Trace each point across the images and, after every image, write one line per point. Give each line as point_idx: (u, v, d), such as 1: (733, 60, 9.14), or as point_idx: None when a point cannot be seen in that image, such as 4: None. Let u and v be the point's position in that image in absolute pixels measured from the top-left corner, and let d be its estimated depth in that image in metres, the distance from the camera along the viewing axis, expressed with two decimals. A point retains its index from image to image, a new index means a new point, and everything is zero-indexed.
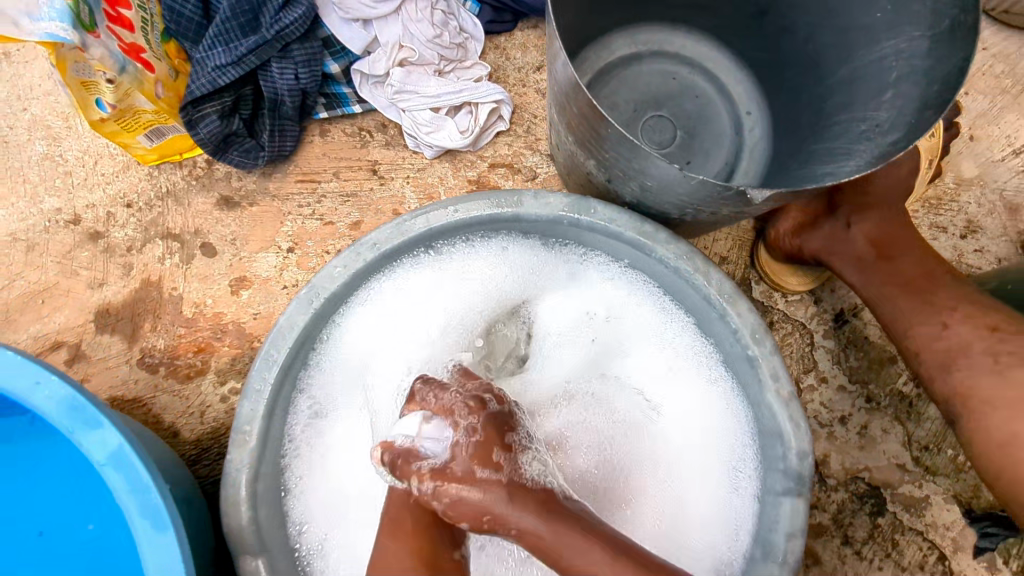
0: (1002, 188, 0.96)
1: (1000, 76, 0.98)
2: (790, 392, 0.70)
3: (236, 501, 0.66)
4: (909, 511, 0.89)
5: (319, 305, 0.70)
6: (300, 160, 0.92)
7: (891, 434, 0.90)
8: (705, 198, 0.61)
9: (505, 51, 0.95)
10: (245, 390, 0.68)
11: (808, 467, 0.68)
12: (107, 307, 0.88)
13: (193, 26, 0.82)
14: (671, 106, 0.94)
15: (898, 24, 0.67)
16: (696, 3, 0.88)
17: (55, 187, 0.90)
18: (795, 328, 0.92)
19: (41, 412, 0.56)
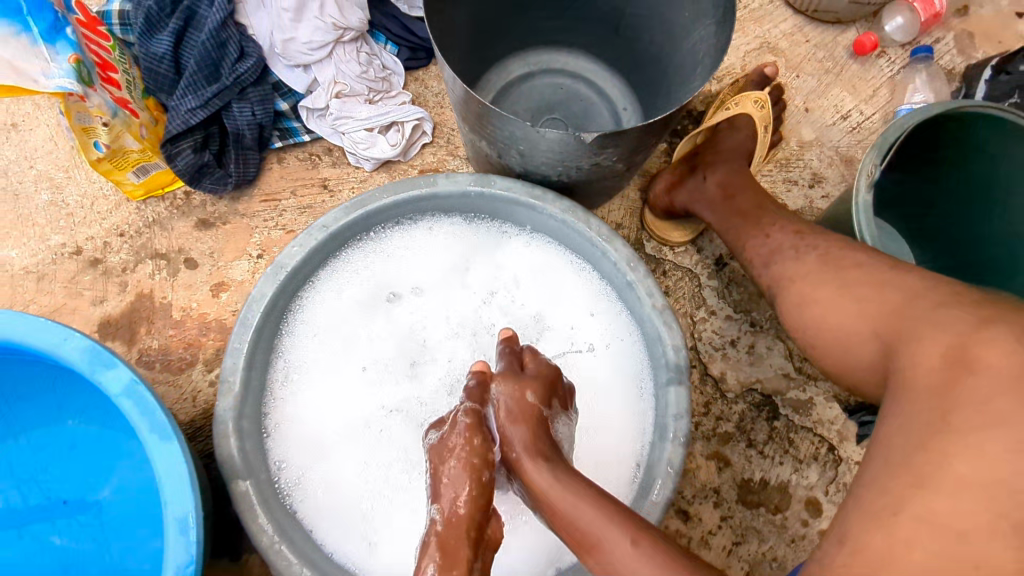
0: (837, 145, 1.18)
1: (823, 60, 1.22)
2: (663, 303, 0.88)
3: (226, 434, 0.81)
4: (799, 412, 1.05)
5: (283, 278, 0.87)
6: (262, 184, 1.11)
7: (774, 349, 1.08)
8: (565, 153, 0.81)
9: (424, 82, 1.17)
10: (227, 349, 0.84)
11: (683, 358, 0.86)
12: (108, 319, 1.05)
13: (167, 82, 1.02)
14: (560, 110, 1.17)
15: (700, 18, 0.90)
16: (567, 28, 1.12)
17: (60, 227, 1.08)
18: (685, 273, 1.11)
19: (68, 362, 0.73)
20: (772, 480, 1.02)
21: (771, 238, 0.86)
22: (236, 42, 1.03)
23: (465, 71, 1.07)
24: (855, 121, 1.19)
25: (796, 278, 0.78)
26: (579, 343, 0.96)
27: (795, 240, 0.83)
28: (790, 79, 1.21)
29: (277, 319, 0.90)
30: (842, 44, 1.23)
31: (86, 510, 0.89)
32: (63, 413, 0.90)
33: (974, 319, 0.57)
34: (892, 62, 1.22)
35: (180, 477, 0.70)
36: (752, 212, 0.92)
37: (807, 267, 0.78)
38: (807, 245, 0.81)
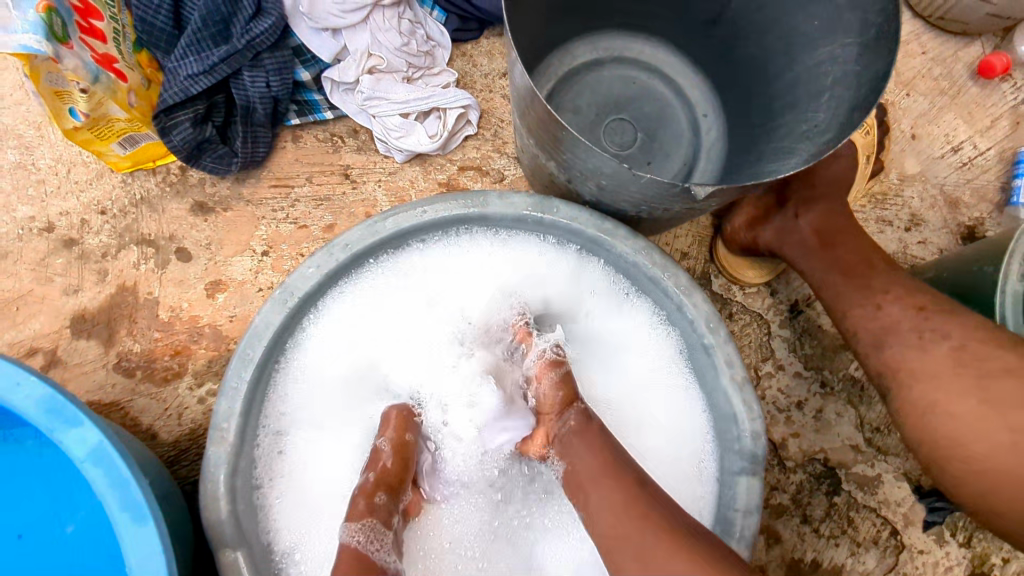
0: (943, 183, 1.02)
1: (939, 78, 1.04)
2: (743, 377, 0.74)
3: (217, 496, 0.68)
4: (863, 489, 0.94)
5: (293, 304, 0.72)
6: (273, 166, 0.94)
7: (844, 417, 0.95)
8: (657, 196, 0.65)
9: (472, 58, 0.98)
10: (222, 388, 0.70)
11: (761, 447, 0.73)
12: (84, 313, 0.90)
13: (165, 37, 0.83)
14: (631, 109, 0.98)
15: (835, 31, 0.72)
16: (652, 12, 0.92)
17: (29, 196, 0.91)
18: (753, 319, 0.96)
19: (22, 411, 0.58)
20: (824, 562, 0.92)
21: (882, 312, 0.70)
22: None
23: (526, 55, 0.88)
24: (967, 155, 1.02)
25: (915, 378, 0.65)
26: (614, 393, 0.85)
27: (917, 319, 0.67)
28: (898, 97, 1.03)
29: (283, 348, 0.76)
30: (964, 60, 1.05)
31: (44, 549, 0.76)
32: (23, 432, 0.77)
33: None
34: (1017, 88, 1.04)
35: (154, 571, 0.57)
36: (861, 271, 0.75)
37: (937, 364, 0.64)
38: (934, 330, 0.66)
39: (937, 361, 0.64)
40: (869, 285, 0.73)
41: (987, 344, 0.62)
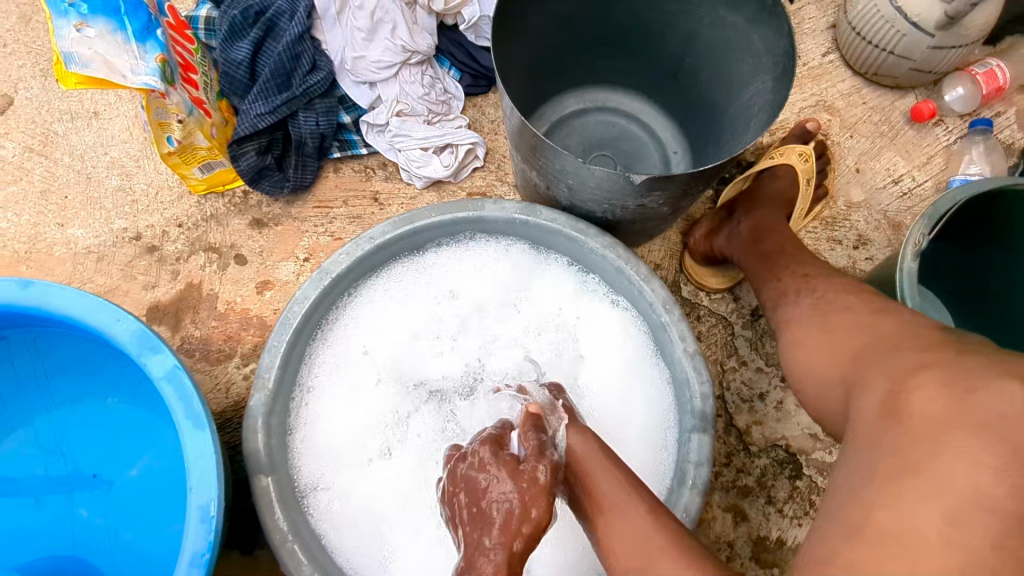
0: (886, 209, 1.17)
1: (878, 123, 1.22)
2: (694, 348, 0.88)
3: (255, 429, 0.83)
4: (822, 474, 1.04)
5: (327, 283, 0.90)
6: (317, 191, 1.16)
7: (803, 408, 1.06)
8: (613, 192, 0.83)
9: (481, 108, 1.21)
10: (266, 346, 0.87)
11: (709, 407, 0.85)
12: (158, 304, 1.10)
13: (241, 86, 1.09)
14: (611, 147, 1.19)
15: (759, 73, 0.91)
16: (626, 69, 1.14)
17: (124, 212, 1.14)
18: (719, 321, 1.11)
19: (119, 341, 0.76)
20: (788, 541, 1.00)
21: (780, 282, 0.85)
22: (310, 55, 1.09)
23: (523, 102, 1.10)
24: (906, 186, 1.19)
25: (790, 322, 0.78)
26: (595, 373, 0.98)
27: (801, 284, 0.82)
28: (842, 139, 1.21)
29: (317, 321, 0.93)
30: (900, 109, 1.23)
31: (111, 488, 0.91)
32: (103, 391, 0.93)
33: (917, 362, 0.57)
34: (949, 131, 1.21)
35: (207, 466, 0.73)
36: (772, 255, 0.91)
37: (799, 312, 0.78)
38: (808, 289, 0.80)
39: (802, 311, 0.78)
40: (774, 265, 0.89)
41: (841, 292, 0.76)
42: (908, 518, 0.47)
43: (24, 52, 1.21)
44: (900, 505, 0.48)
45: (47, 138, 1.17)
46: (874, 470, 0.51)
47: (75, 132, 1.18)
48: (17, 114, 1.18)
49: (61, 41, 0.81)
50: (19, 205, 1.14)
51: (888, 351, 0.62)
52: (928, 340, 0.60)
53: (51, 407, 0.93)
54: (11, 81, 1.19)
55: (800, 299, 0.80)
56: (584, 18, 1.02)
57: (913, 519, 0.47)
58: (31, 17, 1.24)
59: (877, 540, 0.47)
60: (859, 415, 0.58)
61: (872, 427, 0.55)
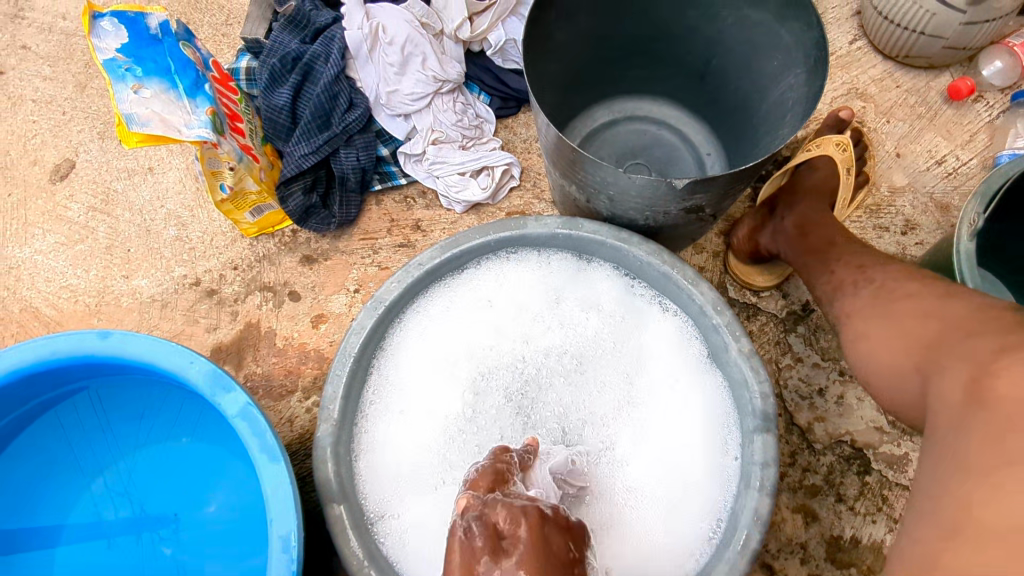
0: (932, 191, 1.15)
1: (915, 105, 1.21)
2: (750, 348, 0.88)
3: (324, 458, 0.86)
4: (893, 468, 1.01)
5: (381, 311, 0.93)
6: (362, 225, 1.19)
7: (866, 401, 1.04)
8: (653, 198, 0.84)
9: (512, 129, 1.24)
10: (330, 376, 0.89)
11: (770, 406, 0.84)
12: (220, 345, 1.14)
13: (283, 130, 1.14)
14: (645, 155, 1.21)
15: (790, 66, 0.92)
16: (653, 77, 1.15)
17: (183, 259, 1.20)
18: (769, 318, 1.10)
19: (193, 382, 0.80)
20: (864, 539, 0.98)
21: (834, 275, 0.84)
22: (346, 94, 1.14)
23: (555, 118, 1.12)
24: (951, 166, 1.16)
25: (850, 315, 0.77)
26: (649, 377, 0.98)
27: (857, 275, 0.81)
28: (879, 124, 1.20)
29: (374, 349, 0.96)
30: (936, 89, 1.21)
31: (191, 523, 0.94)
32: (178, 431, 0.97)
33: (997, 347, 0.55)
34: (991, 106, 1.19)
35: (284, 496, 0.75)
36: (821, 247, 0.90)
37: (860, 303, 0.77)
38: (865, 280, 0.79)
39: (861, 302, 0.77)
40: (828, 257, 0.87)
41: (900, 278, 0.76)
42: (1000, 506, 0.46)
43: (82, 118, 1.29)
44: (997, 496, 0.46)
45: (108, 196, 1.24)
46: (958, 458, 0.51)
47: (133, 189, 1.24)
48: (79, 176, 1.25)
49: (122, 103, 0.87)
50: (86, 262, 1.20)
51: (960, 336, 0.61)
52: (998, 320, 0.59)
53: (130, 450, 0.97)
54: (72, 146, 1.27)
55: (857, 290, 0.79)
56: (609, 31, 1.04)
57: (1012, 511, 0.45)
58: (86, 84, 1.32)
59: (971, 528, 0.46)
60: (943, 406, 0.57)
61: (958, 417, 0.54)
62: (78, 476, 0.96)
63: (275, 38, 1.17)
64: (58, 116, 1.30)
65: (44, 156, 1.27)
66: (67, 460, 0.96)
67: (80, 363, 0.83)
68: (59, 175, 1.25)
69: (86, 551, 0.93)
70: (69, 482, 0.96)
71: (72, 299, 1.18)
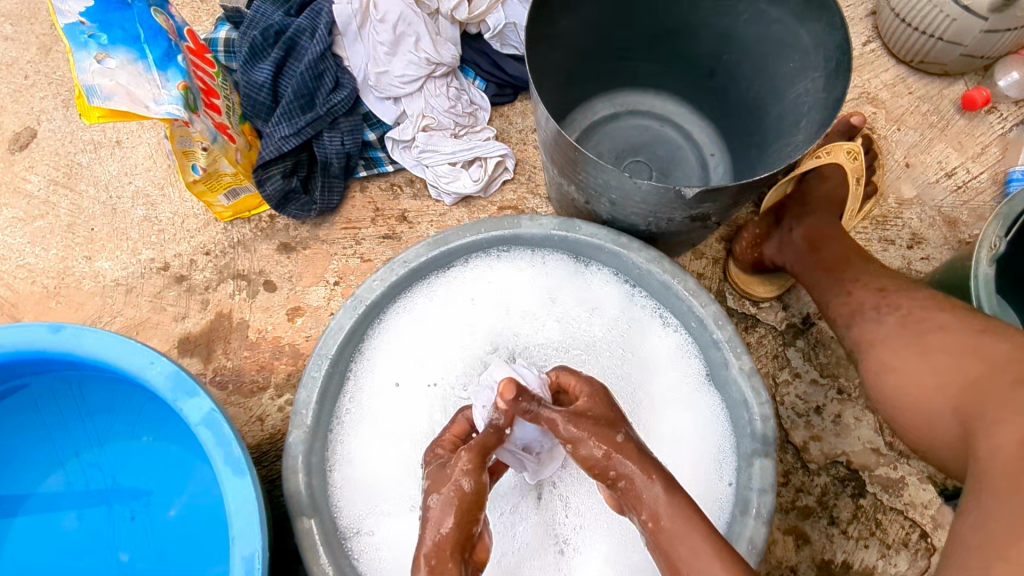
0: (940, 205, 1.11)
1: (927, 113, 1.16)
2: (751, 367, 0.83)
3: (296, 469, 0.80)
4: (888, 492, 0.98)
5: (361, 311, 0.87)
6: (344, 212, 1.12)
7: (863, 421, 1.01)
8: (658, 205, 0.79)
9: (508, 117, 1.17)
10: (303, 380, 0.83)
11: (770, 429, 0.80)
12: (188, 336, 1.07)
13: (263, 108, 1.06)
14: (646, 152, 1.15)
15: (807, 69, 0.86)
16: (658, 71, 1.09)
17: (151, 242, 1.12)
18: (768, 331, 1.05)
19: (153, 385, 0.73)
20: (855, 564, 0.95)
21: (851, 296, 0.79)
22: (333, 74, 1.06)
23: (554, 110, 1.05)
24: (961, 179, 1.12)
25: (873, 342, 0.73)
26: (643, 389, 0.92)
27: (879, 299, 0.77)
28: (889, 132, 1.15)
29: (351, 351, 0.89)
30: (949, 97, 1.17)
31: (149, 527, 0.88)
32: (137, 429, 0.91)
33: None
34: (1004, 118, 1.15)
35: (249, 513, 0.69)
36: (836, 265, 0.86)
37: (885, 330, 0.73)
38: (889, 304, 0.75)
39: (886, 330, 0.73)
40: (844, 276, 0.83)
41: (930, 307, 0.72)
42: None
43: (45, 83, 1.20)
44: None
45: (71, 170, 1.16)
46: None
47: (99, 163, 1.16)
48: (40, 147, 1.16)
49: (82, 74, 0.79)
50: (45, 240, 1.12)
51: None
52: None
53: (87, 448, 0.91)
54: (33, 114, 1.18)
55: (881, 316, 0.74)
56: (616, 21, 0.97)
57: None
58: (51, 46, 1.22)
59: None
60: None
61: None
62: (29, 472, 0.90)
63: (257, 8, 1.08)
64: (18, 80, 1.20)
65: (3, 123, 1.18)
66: (21, 455, 0.90)
67: (30, 358, 0.77)
68: (18, 144, 1.17)
69: (36, 553, 0.87)
70: (21, 479, 0.89)
71: (29, 280, 1.10)
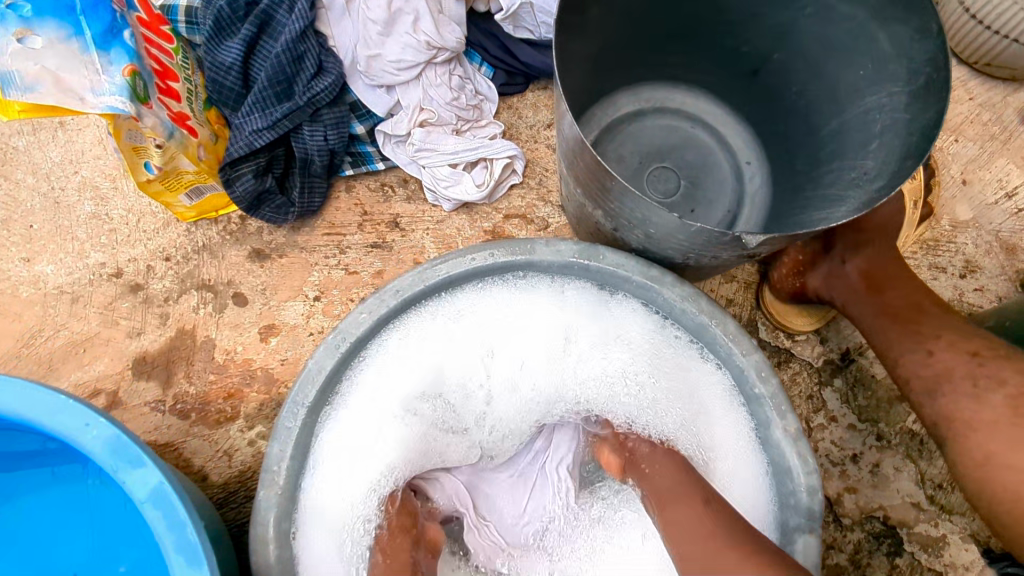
0: (999, 228, 0.99)
1: (988, 123, 1.03)
2: (796, 429, 0.72)
3: (265, 539, 0.68)
4: (927, 551, 0.88)
5: (344, 350, 0.73)
6: (327, 215, 0.98)
7: (903, 472, 0.91)
8: (705, 243, 0.66)
9: (517, 110, 1.02)
10: (275, 431, 0.71)
11: (818, 503, 0.69)
12: (145, 355, 0.93)
13: (232, 95, 0.90)
14: (674, 157, 1.00)
15: (882, 79, 0.73)
16: (694, 64, 0.95)
17: (101, 243, 0.97)
18: (803, 367, 0.94)
19: (88, 451, 0.60)
20: None
21: (936, 360, 0.71)
22: (315, 56, 0.90)
23: (574, 107, 0.91)
24: (1023, 201, 1.00)
25: (975, 426, 0.65)
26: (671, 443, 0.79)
27: (970, 367, 0.68)
28: (945, 143, 1.02)
29: (332, 392, 0.76)
30: (1013, 105, 1.04)
31: None
32: (80, 474, 0.77)
33: None
34: None
35: None
36: (911, 315, 0.76)
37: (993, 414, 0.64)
38: (989, 377, 0.67)
39: (994, 412, 0.64)
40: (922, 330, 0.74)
41: None
42: None
43: None
44: None
45: (6, 155, 0.99)
46: None
47: (39, 147, 0.99)
48: None
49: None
50: None
51: None
52: None
53: (20, 495, 0.77)
54: None
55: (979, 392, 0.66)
56: (654, 7, 0.82)
57: None
58: None
59: None
60: None
61: None
62: None
63: None
64: None
65: None
66: None
67: None
68: None
69: None
70: None
71: None
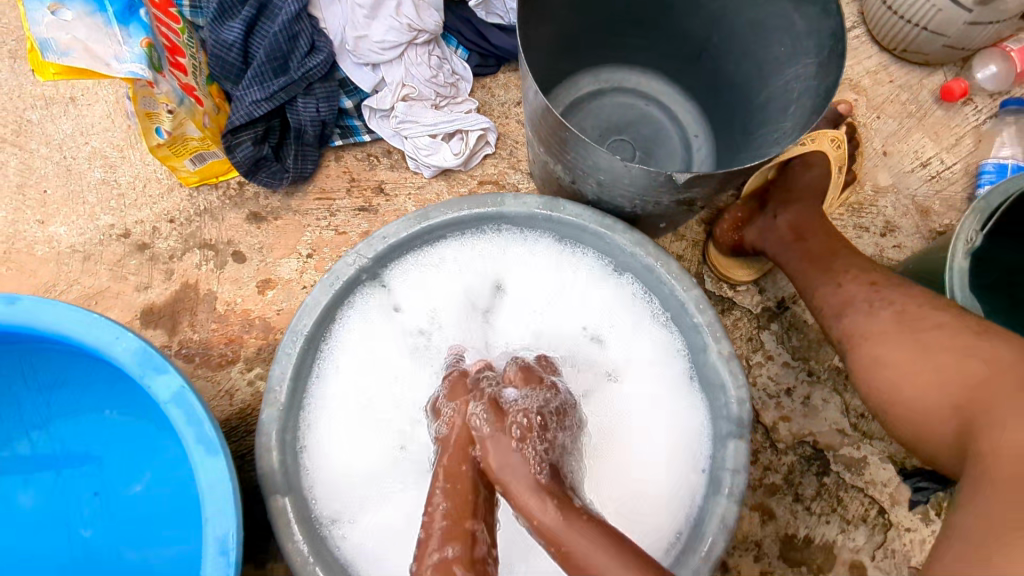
0: (914, 193, 1.13)
1: (906, 103, 1.17)
2: (730, 350, 0.83)
3: (268, 447, 0.77)
4: (851, 470, 1.01)
5: (337, 288, 0.84)
6: (318, 181, 1.08)
7: (830, 403, 1.04)
8: (646, 188, 0.77)
9: (490, 89, 1.14)
10: (277, 357, 0.80)
11: (746, 412, 0.80)
12: (152, 306, 1.02)
13: (233, 70, 1.00)
14: (630, 131, 1.13)
15: (798, 54, 0.85)
16: (645, 48, 1.07)
17: (110, 207, 1.06)
18: (744, 313, 1.06)
19: (119, 361, 0.70)
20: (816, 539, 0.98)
21: (843, 289, 0.82)
22: (308, 36, 1.01)
23: (539, 84, 1.02)
24: (935, 169, 1.14)
25: (868, 336, 0.76)
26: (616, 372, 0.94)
27: (869, 293, 0.80)
28: (869, 120, 1.16)
29: (326, 327, 0.87)
30: (928, 87, 1.18)
31: (112, 501, 0.85)
32: (99, 403, 0.87)
33: None
34: (979, 111, 1.17)
35: (222, 494, 0.67)
36: (824, 255, 0.88)
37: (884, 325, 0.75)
38: (882, 299, 0.78)
39: (883, 324, 0.75)
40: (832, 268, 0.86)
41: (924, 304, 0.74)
42: None
43: None
44: None
45: (21, 127, 1.08)
46: None
47: (51, 120, 1.09)
48: None
49: (35, 26, 0.72)
50: None
51: None
52: None
53: (46, 421, 0.87)
54: None
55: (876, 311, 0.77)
56: None
57: None
58: None
59: None
60: None
61: None
62: None
63: None
64: None
65: None
66: None
67: None
68: None
69: None
70: None
71: None
